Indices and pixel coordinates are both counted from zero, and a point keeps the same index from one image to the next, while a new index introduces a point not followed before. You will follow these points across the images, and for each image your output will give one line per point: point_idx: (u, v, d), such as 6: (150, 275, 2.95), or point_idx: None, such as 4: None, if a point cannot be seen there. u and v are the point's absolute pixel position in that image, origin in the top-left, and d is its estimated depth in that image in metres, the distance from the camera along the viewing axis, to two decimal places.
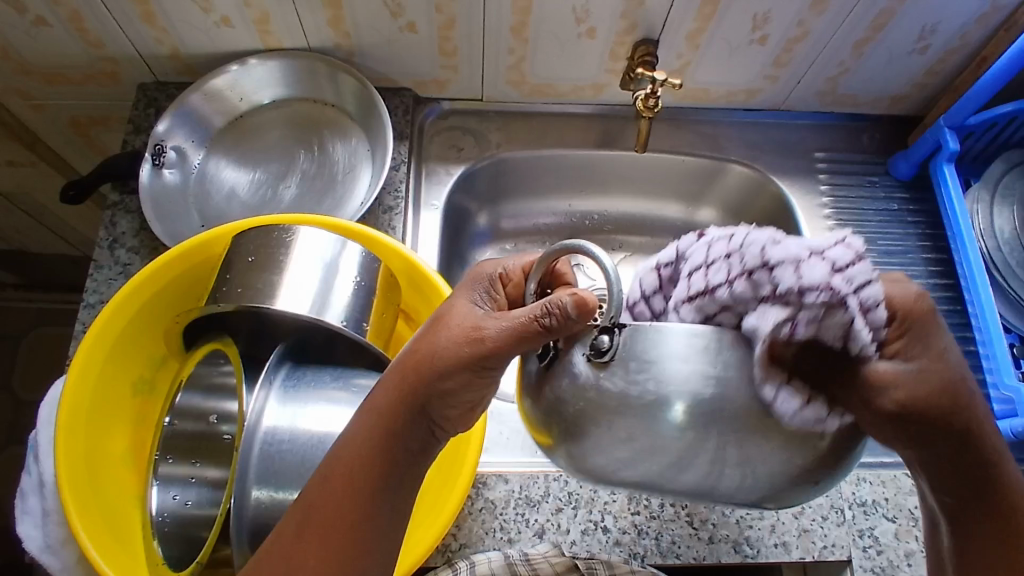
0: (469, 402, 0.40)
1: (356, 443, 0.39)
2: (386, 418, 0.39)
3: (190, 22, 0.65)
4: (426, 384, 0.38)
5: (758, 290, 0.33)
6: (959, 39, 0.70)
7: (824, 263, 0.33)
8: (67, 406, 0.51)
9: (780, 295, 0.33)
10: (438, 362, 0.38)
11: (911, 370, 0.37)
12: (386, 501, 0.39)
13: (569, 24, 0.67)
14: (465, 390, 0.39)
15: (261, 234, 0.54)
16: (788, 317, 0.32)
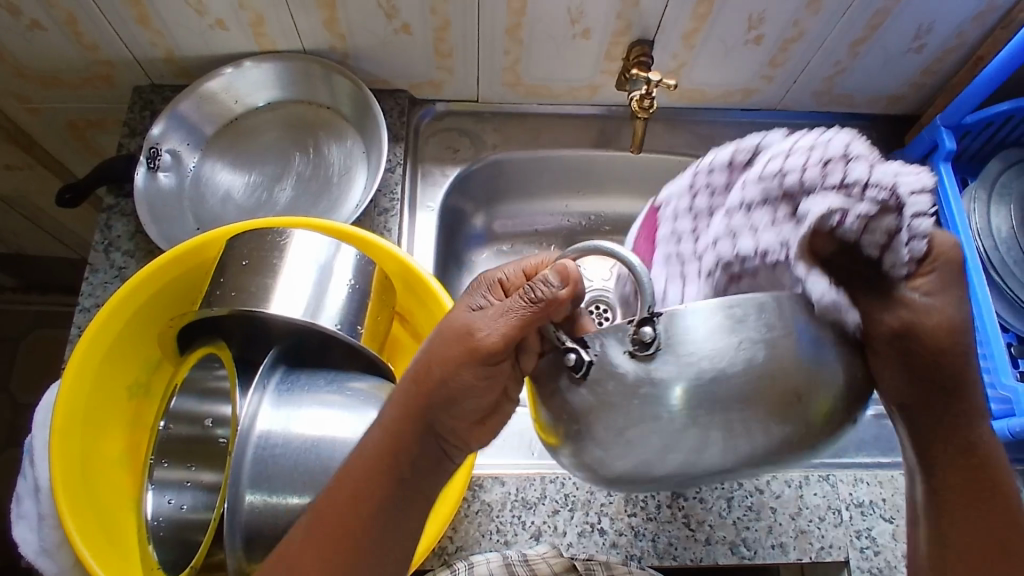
0: (476, 413, 0.40)
1: (364, 458, 0.40)
2: (394, 435, 0.40)
3: (184, 25, 0.65)
4: (432, 399, 0.39)
5: (825, 185, 0.37)
6: (956, 38, 0.70)
7: (888, 179, 0.35)
8: (61, 411, 0.51)
9: (850, 184, 0.36)
10: (443, 376, 0.38)
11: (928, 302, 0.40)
12: (389, 515, 0.40)
13: (564, 25, 0.66)
14: (469, 403, 0.39)
15: (255, 238, 0.54)
16: (857, 214, 0.36)
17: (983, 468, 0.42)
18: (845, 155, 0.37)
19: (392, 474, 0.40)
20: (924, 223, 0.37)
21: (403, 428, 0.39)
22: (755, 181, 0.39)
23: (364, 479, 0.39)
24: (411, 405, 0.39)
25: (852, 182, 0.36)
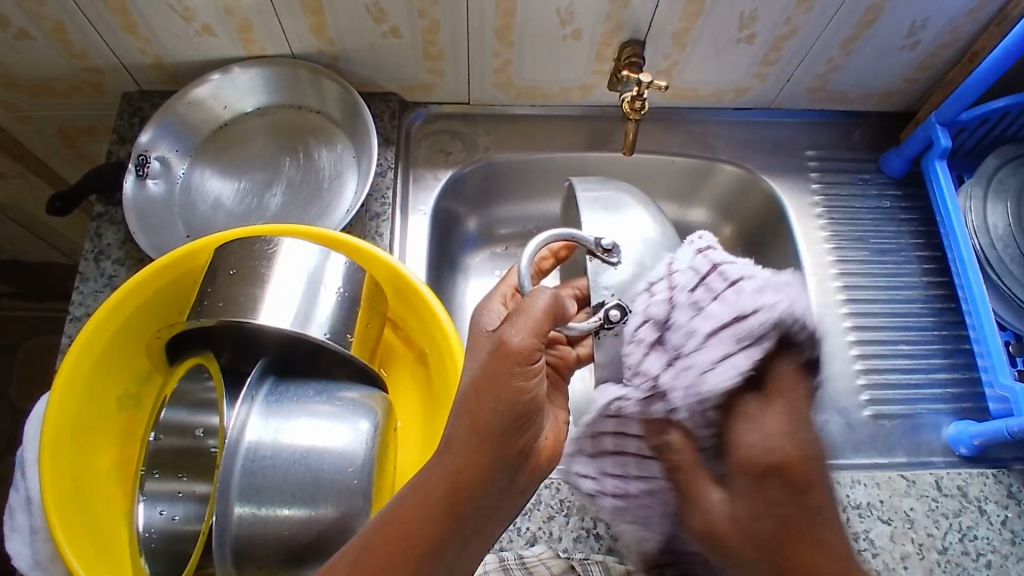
0: (526, 440, 0.43)
1: (428, 496, 0.40)
2: (467, 467, 0.41)
3: (171, 31, 0.64)
4: (493, 430, 0.41)
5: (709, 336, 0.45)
6: (950, 33, 0.69)
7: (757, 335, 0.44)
8: (49, 424, 0.51)
9: (659, 369, 0.47)
10: (497, 401, 0.41)
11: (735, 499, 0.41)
12: (444, 554, 0.40)
13: (554, 27, 0.66)
14: (520, 428, 0.42)
15: (243, 247, 0.53)
16: (650, 375, 0.47)
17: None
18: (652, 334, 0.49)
19: (453, 511, 0.40)
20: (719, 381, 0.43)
21: (466, 461, 0.41)
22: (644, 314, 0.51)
23: (422, 513, 0.40)
24: (471, 437, 0.41)
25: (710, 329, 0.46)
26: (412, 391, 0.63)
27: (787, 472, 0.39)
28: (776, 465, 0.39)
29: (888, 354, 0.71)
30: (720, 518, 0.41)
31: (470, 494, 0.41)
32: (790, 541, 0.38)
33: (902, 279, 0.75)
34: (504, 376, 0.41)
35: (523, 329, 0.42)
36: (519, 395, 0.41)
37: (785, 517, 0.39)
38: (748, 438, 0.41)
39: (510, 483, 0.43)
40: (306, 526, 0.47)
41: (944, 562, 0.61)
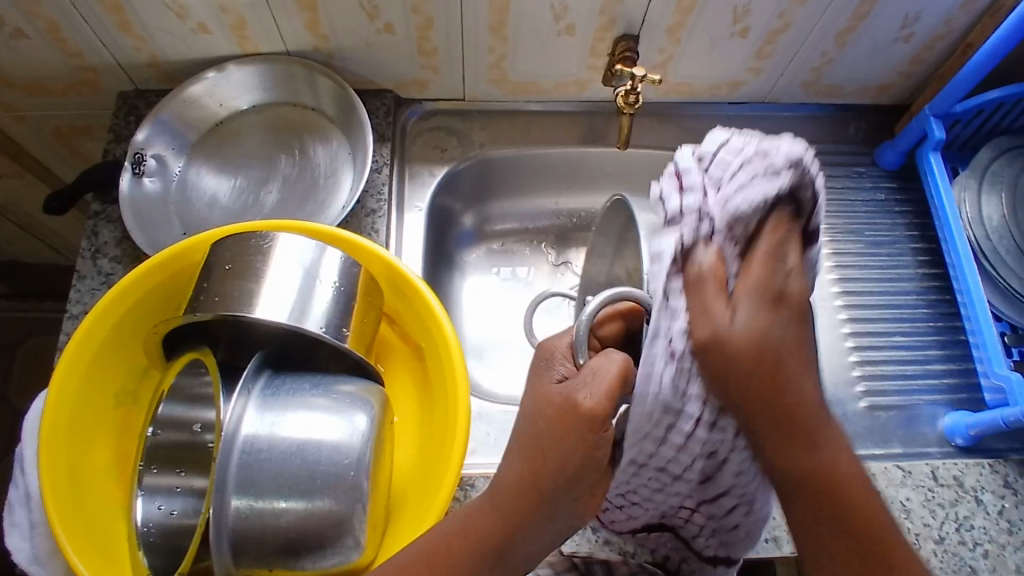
0: (592, 489, 0.40)
1: (474, 529, 0.41)
2: (518, 508, 0.40)
3: (166, 29, 0.65)
4: (548, 486, 0.39)
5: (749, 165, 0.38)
6: (944, 25, 0.70)
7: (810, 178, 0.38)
8: (46, 421, 0.51)
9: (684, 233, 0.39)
10: (557, 464, 0.39)
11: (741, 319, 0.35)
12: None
13: (547, 22, 0.66)
14: (584, 483, 0.39)
15: (238, 242, 0.54)
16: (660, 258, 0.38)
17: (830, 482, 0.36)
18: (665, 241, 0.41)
19: (499, 549, 0.41)
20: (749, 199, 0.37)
21: (517, 512, 0.40)
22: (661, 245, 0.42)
23: (466, 555, 0.41)
24: (524, 491, 0.40)
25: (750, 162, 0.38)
26: (408, 386, 0.64)
27: (794, 303, 0.36)
28: (786, 295, 0.36)
29: (884, 345, 0.72)
30: (731, 332, 0.35)
31: (517, 542, 0.41)
32: (785, 360, 0.35)
33: (896, 271, 0.75)
34: (567, 437, 0.38)
35: (598, 385, 0.38)
36: (578, 461, 0.38)
37: (790, 341, 0.35)
38: (757, 261, 0.36)
39: (558, 534, 0.42)
40: (302, 517, 0.47)
41: (942, 552, 0.61)
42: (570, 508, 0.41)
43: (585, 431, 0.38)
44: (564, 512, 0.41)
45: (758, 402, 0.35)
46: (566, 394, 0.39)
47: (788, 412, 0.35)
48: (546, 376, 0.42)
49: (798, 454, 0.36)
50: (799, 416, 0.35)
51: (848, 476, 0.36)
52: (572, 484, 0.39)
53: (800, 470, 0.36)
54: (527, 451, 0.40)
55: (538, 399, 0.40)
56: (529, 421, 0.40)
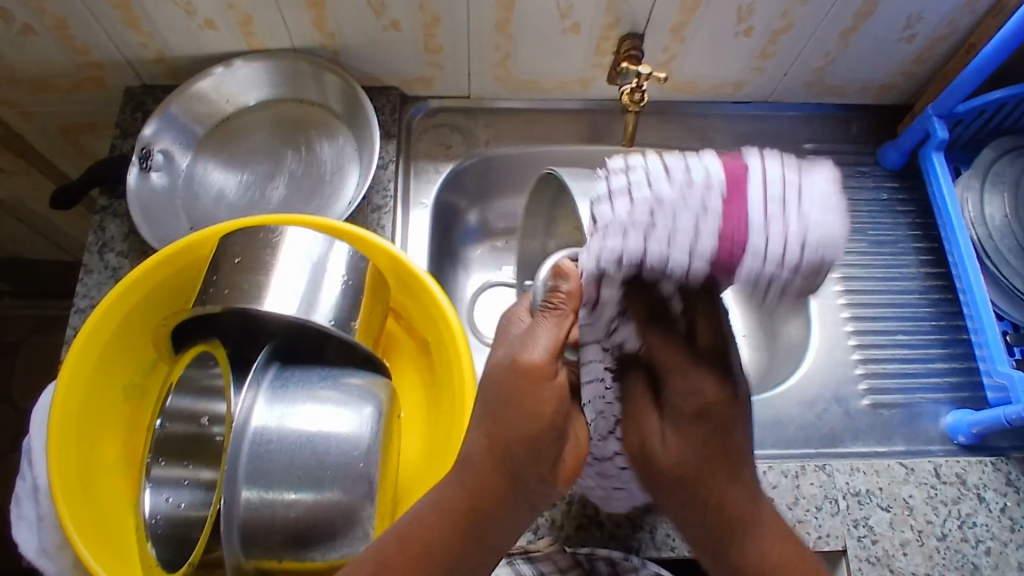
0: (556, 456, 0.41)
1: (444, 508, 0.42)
2: (483, 479, 0.41)
3: (174, 25, 0.65)
4: (510, 450, 0.40)
5: (672, 246, 0.34)
6: (946, 25, 0.70)
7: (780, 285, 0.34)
8: (55, 413, 0.51)
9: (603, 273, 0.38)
10: (514, 429, 0.40)
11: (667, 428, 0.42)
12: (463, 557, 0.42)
13: (553, 20, 0.66)
14: (545, 448, 0.40)
15: (247, 236, 0.54)
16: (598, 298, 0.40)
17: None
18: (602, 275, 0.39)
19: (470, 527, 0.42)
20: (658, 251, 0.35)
21: (483, 486, 0.41)
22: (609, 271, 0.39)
23: (437, 534, 0.42)
24: (487, 462, 0.41)
25: (695, 234, 0.33)
26: (414, 380, 0.64)
27: (715, 417, 0.40)
28: (707, 410, 0.40)
29: (885, 342, 0.72)
30: (656, 447, 0.42)
31: (488, 516, 0.42)
32: (707, 473, 0.41)
33: (898, 270, 0.76)
34: (522, 394, 0.40)
35: (541, 339, 0.41)
36: (537, 418, 0.40)
37: (713, 455, 0.41)
38: (662, 353, 0.41)
39: (532, 508, 0.43)
40: (312, 509, 0.47)
41: (944, 549, 0.61)
42: (538, 479, 0.41)
43: (538, 385, 0.40)
44: (533, 483, 0.41)
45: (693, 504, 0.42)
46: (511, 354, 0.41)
47: (714, 510, 0.42)
48: (502, 340, 0.44)
49: (736, 549, 0.41)
50: (724, 513, 0.41)
51: (787, 563, 0.41)
52: (536, 450, 0.40)
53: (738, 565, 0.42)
54: (486, 415, 0.42)
55: (492, 365, 0.42)
56: (488, 390, 0.42)
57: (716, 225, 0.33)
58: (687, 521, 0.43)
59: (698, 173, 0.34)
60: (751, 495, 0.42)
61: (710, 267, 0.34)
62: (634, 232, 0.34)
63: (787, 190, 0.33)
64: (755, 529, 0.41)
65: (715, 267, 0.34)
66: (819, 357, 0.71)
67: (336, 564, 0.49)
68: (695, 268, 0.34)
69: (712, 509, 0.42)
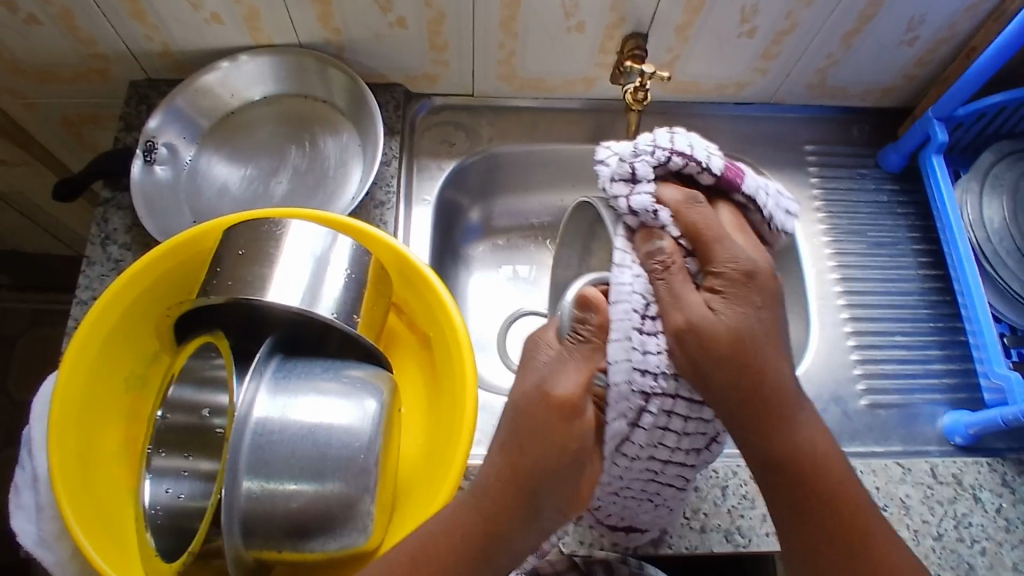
0: (576, 486, 0.43)
1: (457, 531, 0.43)
2: (501, 505, 0.43)
3: (181, 19, 0.65)
4: (531, 479, 0.42)
5: (695, 145, 0.47)
6: (947, 29, 0.71)
7: (767, 206, 0.49)
8: (57, 402, 0.51)
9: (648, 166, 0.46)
10: (538, 461, 0.42)
11: (720, 300, 0.42)
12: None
13: (558, 18, 0.67)
14: (567, 479, 0.42)
15: (251, 228, 0.54)
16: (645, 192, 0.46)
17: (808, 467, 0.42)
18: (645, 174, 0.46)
19: (484, 553, 0.43)
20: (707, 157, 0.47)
21: (499, 511, 0.43)
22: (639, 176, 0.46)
23: (453, 555, 0.43)
24: (507, 488, 0.43)
25: (706, 146, 0.48)
26: (416, 375, 0.64)
27: (761, 284, 0.43)
28: (754, 276, 0.43)
29: (885, 344, 0.72)
30: (711, 315, 0.41)
31: (503, 540, 0.43)
32: (757, 341, 0.42)
33: (897, 272, 0.76)
34: (549, 428, 0.42)
35: (572, 374, 0.43)
36: (563, 452, 0.41)
37: (765, 321, 0.42)
38: (704, 219, 0.44)
39: (544, 535, 0.45)
40: (312, 500, 0.47)
41: (940, 548, 0.61)
42: (554, 506, 0.43)
43: (571, 419, 0.42)
44: (549, 509, 0.43)
45: (738, 393, 0.41)
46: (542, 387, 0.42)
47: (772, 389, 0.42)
48: (529, 368, 0.45)
49: (780, 435, 0.42)
50: (778, 392, 0.42)
51: (826, 448, 0.43)
52: (559, 480, 0.42)
53: (785, 450, 0.42)
54: (509, 443, 0.43)
55: (514, 396, 0.44)
56: (513, 418, 0.43)
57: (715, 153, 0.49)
58: (726, 415, 0.42)
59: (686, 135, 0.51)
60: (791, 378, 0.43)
61: (724, 164, 0.48)
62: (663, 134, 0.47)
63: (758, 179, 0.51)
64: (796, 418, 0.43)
65: (727, 175, 0.48)
66: (819, 358, 0.71)
67: (336, 555, 0.49)
68: (717, 161, 0.47)
69: (768, 388, 0.42)
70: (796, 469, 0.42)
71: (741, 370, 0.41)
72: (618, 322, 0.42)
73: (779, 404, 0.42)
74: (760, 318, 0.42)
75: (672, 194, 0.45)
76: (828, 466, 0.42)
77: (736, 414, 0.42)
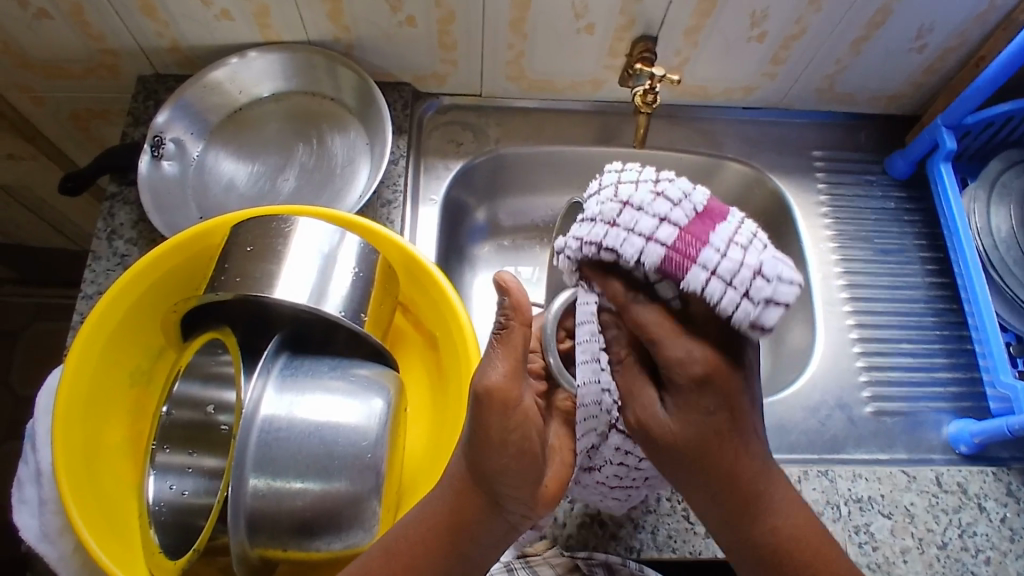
0: (529, 478, 0.42)
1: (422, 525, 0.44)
2: (466, 499, 0.43)
3: (190, 15, 0.65)
4: (488, 476, 0.42)
5: (629, 234, 0.39)
6: (957, 37, 0.70)
7: (721, 304, 0.36)
8: (64, 395, 0.51)
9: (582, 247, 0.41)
10: (490, 459, 0.41)
11: (666, 411, 0.39)
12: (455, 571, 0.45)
13: (568, 20, 0.67)
14: (519, 473, 0.41)
15: (260, 224, 0.54)
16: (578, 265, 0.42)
17: (785, 557, 0.41)
18: (578, 252, 0.42)
19: (454, 546, 0.44)
20: (643, 248, 0.38)
21: (464, 506, 0.43)
22: (573, 248, 0.42)
23: (422, 551, 0.43)
24: (468, 483, 0.43)
25: (653, 227, 0.38)
26: (421, 375, 0.64)
27: (719, 386, 0.38)
28: (710, 378, 0.38)
29: (891, 351, 0.72)
30: (655, 419, 0.39)
31: (471, 531, 0.43)
32: (714, 444, 0.39)
33: (902, 279, 0.76)
34: (491, 423, 0.40)
35: (498, 364, 0.41)
36: (505, 445, 0.40)
37: (717, 427, 0.38)
38: (651, 319, 0.38)
39: (514, 525, 0.45)
40: (318, 499, 0.47)
41: (945, 557, 0.61)
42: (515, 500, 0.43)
43: (506, 410, 0.40)
44: (510, 502, 0.43)
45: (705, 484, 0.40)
46: (472, 384, 0.41)
47: (730, 483, 0.40)
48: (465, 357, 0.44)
49: (747, 526, 0.41)
50: (739, 485, 0.40)
51: (799, 533, 0.41)
52: (512, 473, 0.41)
53: (753, 542, 0.41)
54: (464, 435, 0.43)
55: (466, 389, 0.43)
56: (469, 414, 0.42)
57: (666, 237, 0.38)
58: (698, 495, 0.41)
59: (678, 184, 0.39)
60: (764, 467, 0.40)
61: (662, 259, 0.37)
62: (599, 224, 0.40)
63: (750, 245, 0.37)
64: (769, 507, 0.41)
65: (663, 266, 0.37)
66: (822, 364, 0.71)
67: (340, 554, 0.49)
68: (646, 258, 0.38)
69: (727, 480, 0.40)
70: (764, 559, 0.41)
71: (695, 467, 0.39)
72: (587, 344, 0.45)
73: (742, 492, 0.40)
74: (713, 425, 0.38)
75: (616, 286, 0.40)
76: (804, 553, 0.41)
77: (701, 498, 0.41)
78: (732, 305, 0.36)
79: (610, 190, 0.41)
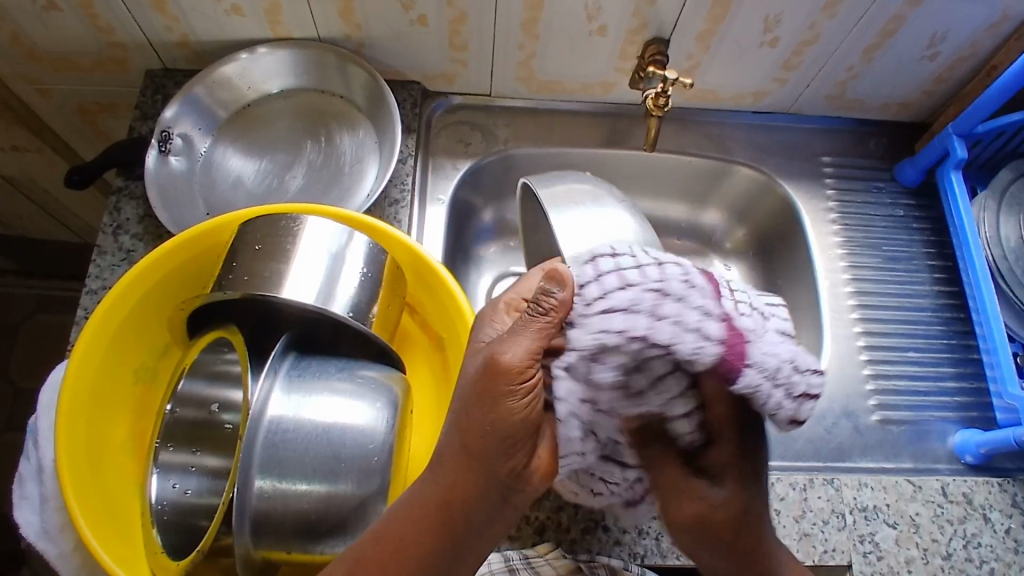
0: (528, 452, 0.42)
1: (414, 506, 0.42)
2: (463, 474, 0.41)
3: (200, 10, 0.65)
4: (486, 451, 0.41)
5: (678, 334, 0.38)
6: (970, 46, 0.70)
7: (769, 405, 0.40)
8: (68, 391, 0.50)
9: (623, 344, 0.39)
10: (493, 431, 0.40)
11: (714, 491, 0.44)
12: (448, 555, 0.42)
13: (581, 21, 0.66)
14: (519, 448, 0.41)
15: (268, 223, 0.54)
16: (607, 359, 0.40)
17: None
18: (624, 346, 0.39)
19: (448, 525, 0.42)
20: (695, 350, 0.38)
21: (458, 482, 0.41)
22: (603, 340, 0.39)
23: (414, 532, 0.42)
24: (463, 458, 0.41)
25: (698, 321, 0.39)
26: (427, 377, 0.64)
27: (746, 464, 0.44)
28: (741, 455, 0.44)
29: (897, 359, 0.72)
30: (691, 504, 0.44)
31: (464, 509, 0.42)
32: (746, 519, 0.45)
33: (911, 287, 0.76)
34: (497, 394, 0.40)
35: (521, 343, 0.41)
36: (511, 416, 0.40)
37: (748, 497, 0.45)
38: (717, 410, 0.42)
39: (511, 506, 0.43)
40: (322, 501, 0.47)
41: (949, 568, 0.61)
42: (509, 474, 0.41)
43: (516, 383, 0.40)
44: (508, 480, 0.42)
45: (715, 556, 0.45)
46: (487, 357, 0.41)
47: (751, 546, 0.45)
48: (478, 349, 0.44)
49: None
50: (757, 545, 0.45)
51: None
52: (509, 446, 0.41)
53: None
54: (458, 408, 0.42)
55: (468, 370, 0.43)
56: (465, 387, 0.42)
57: (717, 334, 0.38)
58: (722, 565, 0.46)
59: (690, 273, 0.41)
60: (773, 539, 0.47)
61: (717, 362, 0.38)
62: (638, 316, 0.39)
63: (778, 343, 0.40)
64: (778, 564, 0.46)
65: (723, 363, 0.38)
66: (829, 371, 0.71)
67: None
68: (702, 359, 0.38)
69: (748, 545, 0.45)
70: None
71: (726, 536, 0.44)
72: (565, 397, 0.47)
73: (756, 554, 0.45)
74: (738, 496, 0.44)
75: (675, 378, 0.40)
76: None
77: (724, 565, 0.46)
78: (777, 404, 0.40)
79: (632, 282, 0.41)
